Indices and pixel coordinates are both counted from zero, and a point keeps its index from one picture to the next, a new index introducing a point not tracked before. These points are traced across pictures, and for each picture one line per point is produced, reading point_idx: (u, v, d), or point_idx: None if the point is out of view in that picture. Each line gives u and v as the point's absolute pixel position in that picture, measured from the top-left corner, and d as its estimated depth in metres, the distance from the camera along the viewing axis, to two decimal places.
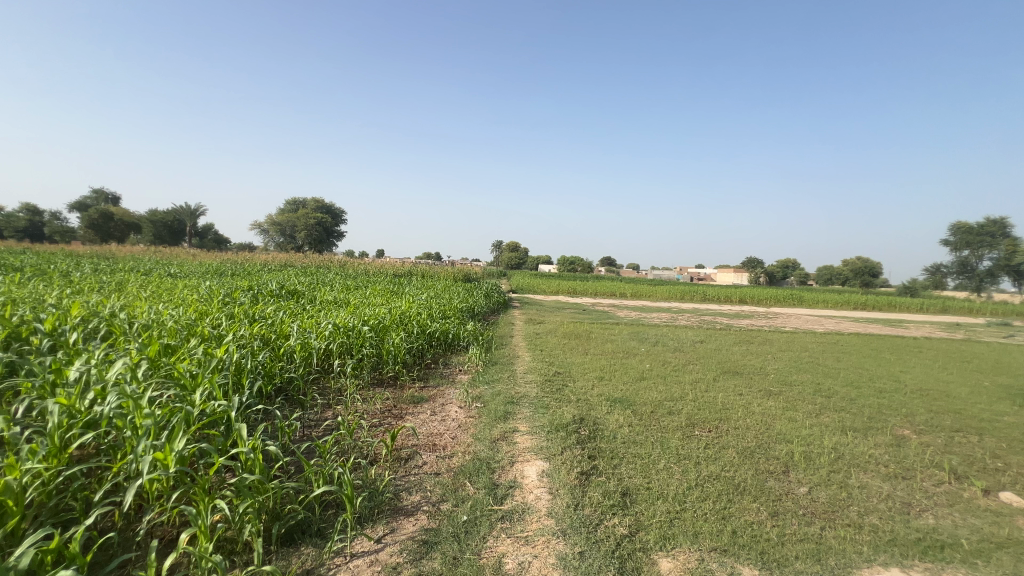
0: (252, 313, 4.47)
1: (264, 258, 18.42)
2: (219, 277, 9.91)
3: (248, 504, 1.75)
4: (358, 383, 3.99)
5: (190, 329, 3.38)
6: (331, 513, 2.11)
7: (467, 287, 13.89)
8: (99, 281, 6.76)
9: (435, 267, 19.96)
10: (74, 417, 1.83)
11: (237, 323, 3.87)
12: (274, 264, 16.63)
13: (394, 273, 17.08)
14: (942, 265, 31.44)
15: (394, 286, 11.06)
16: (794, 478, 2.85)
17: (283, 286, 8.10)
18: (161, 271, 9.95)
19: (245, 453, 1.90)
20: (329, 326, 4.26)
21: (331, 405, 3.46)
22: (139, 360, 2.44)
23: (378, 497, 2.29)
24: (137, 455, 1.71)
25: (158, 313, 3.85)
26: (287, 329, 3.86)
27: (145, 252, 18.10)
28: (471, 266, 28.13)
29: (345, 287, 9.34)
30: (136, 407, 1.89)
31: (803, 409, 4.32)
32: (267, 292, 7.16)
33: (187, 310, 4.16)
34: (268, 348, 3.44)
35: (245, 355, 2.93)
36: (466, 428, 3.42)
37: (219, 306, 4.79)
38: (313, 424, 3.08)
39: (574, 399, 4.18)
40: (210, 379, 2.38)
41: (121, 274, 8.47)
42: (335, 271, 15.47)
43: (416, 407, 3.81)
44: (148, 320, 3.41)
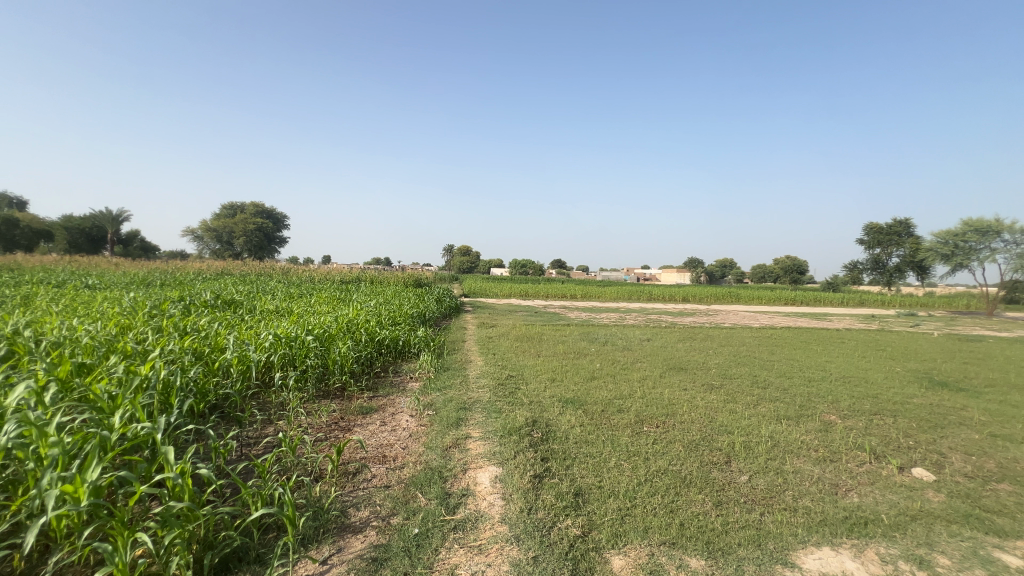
0: (183, 325, 4.16)
1: (197, 267, 17.23)
2: (142, 288, 9.15)
3: (176, 534, 1.62)
4: (301, 397, 3.80)
5: (110, 345, 3.10)
6: (271, 536, 1.99)
7: (418, 292, 13.61)
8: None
9: (385, 272, 19.48)
10: None
11: (165, 337, 3.59)
12: (210, 272, 15.60)
13: (341, 279, 16.49)
14: (858, 263, 34.46)
15: (342, 293, 10.68)
16: (735, 468, 3.00)
17: (219, 296, 7.59)
18: (75, 283, 9.06)
19: (173, 478, 1.76)
20: (269, 336, 4.04)
21: (273, 421, 3.28)
22: (47, 383, 2.21)
23: (324, 515, 2.18)
24: (41, 490, 1.54)
25: (71, 329, 3.50)
26: (223, 342, 3.63)
27: (56, 261, 16.43)
28: (423, 270, 27.65)
29: (288, 296, 8.90)
30: (41, 435, 1.71)
31: (742, 401, 4.57)
32: (200, 302, 6.71)
33: (106, 324, 3.81)
34: (201, 362, 3.22)
35: (174, 371, 2.73)
36: (418, 437, 3.35)
37: (144, 319, 4.43)
38: (251, 442, 2.90)
39: (527, 402, 4.20)
40: (132, 399, 2.18)
41: (26, 287, 7.64)
42: (277, 279, 14.73)
43: (365, 418, 3.69)
44: (59, 337, 3.10)
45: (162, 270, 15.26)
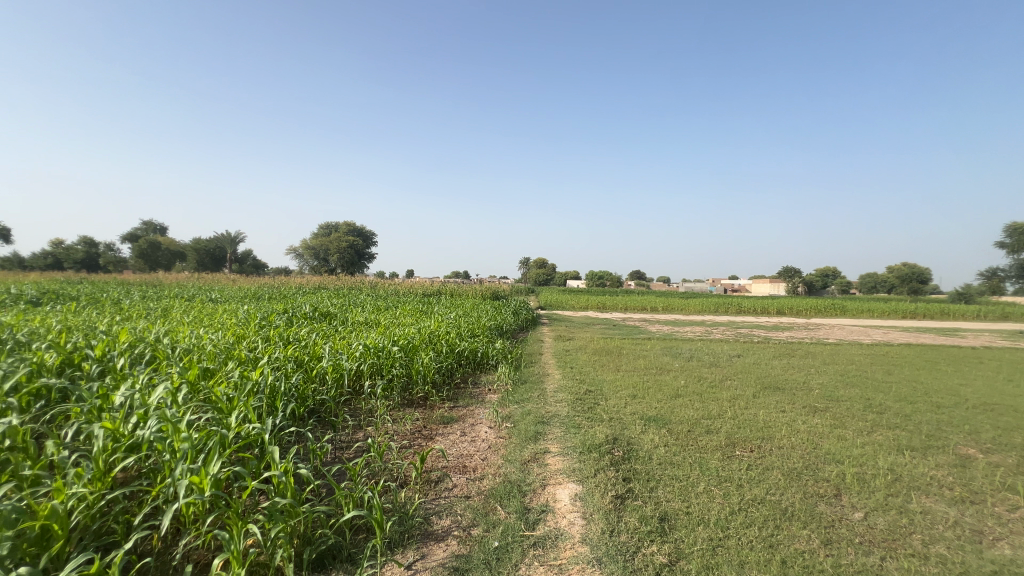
0: (286, 335, 4.60)
1: (298, 281, 19.04)
2: (255, 301, 10.29)
3: (280, 529, 1.77)
4: (388, 404, 4.01)
5: (228, 352, 3.51)
6: (361, 537, 2.11)
7: (496, 304, 13.87)
8: (146, 308, 7.12)
9: (464, 285, 20.13)
10: (118, 440, 1.93)
11: (272, 345, 3.98)
12: (309, 286, 17.16)
13: (423, 292, 17.33)
14: (998, 270, 29.58)
15: (424, 306, 11.20)
16: (847, 503, 2.67)
17: (317, 308, 8.28)
18: (204, 297, 10.42)
19: (278, 476, 1.93)
20: (360, 347, 4.32)
21: (363, 426, 3.49)
22: (179, 384, 2.55)
23: (409, 521, 2.27)
24: (174, 479, 1.76)
25: (199, 337, 4.02)
26: (320, 351, 3.95)
27: (189, 278, 19.04)
28: (499, 283, 28.16)
29: (376, 308, 9.51)
30: (174, 431, 1.96)
31: (853, 427, 4.08)
32: (301, 314, 7.38)
33: (225, 334, 4.33)
34: (301, 370, 3.52)
35: (280, 377, 3.02)
36: (496, 449, 3.38)
37: (256, 329, 4.96)
38: (344, 445, 3.11)
39: (606, 419, 4.08)
40: (245, 402, 2.43)
41: (166, 300, 8.90)
42: (367, 292, 15.85)
43: (446, 427, 3.80)
44: (189, 345, 3.57)
45: (270, 285, 17.00)
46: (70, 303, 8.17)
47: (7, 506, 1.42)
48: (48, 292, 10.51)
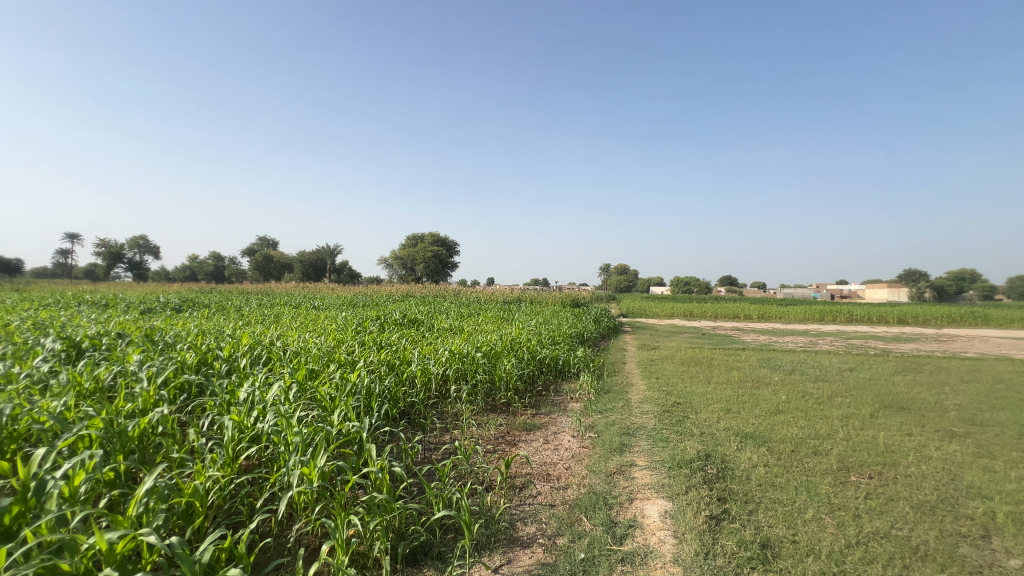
0: (380, 340, 4.92)
1: (389, 290, 20.35)
2: (352, 308, 11.15)
3: (378, 521, 1.89)
4: (473, 409, 4.12)
5: (330, 355, 3.85)
6: (450, 537, 2.18)
7: (576, 312, 13.74)
8: (263, 315, 8.02)
9: (544, 292, 20.20)
10: (243, 431, 2.19)
11: (367, 350, 4.29)
12: (399, 295, 18.24)
13: (504, 300, 17.67)
14: None
15: (505, 313, 11.40)
16: (998, 547, 2.27)
17: (406, 315, 8.78)
18: (309, 304, 11.53)
19: (375, 472, 2.07)
20: (445, 352, 4.50)
21: (449, 429, 3.63)
22: (291, 383, 2.85)
23: (495, 525, 2.31)
24: (288, 469, 1.96)
25: (305, 341, 4.44)
26: (409, 356, 4.18)
27: (297, 287, 21.20)
28: (579, 290, 27.85)
29: (459, 315, 9.86)
30: (288, 426, 2.19)
31: (1004, 458, 3.46)
32: (392, 320, 7.87)
33: (328, 338, 4.74)
34: (393, 373, 3.74)
35: (374, 380, 3.25)
36: (580, 459, 3.34)
37: (353, 334, 5.38)
38: (433, 447, 3.25)
39: (697, 433, 3.85)
40: (345, 402, 2.64)
41: (279, 307, 9.95)
42: (451, 300, 16.50)
43: (529, 434, 3.83)
44: (298, 348, 3.96)
45: (364, 293, 18.25)
46: (204, 310, 9.43)
47: (162, 483, 1.67)
48: (188, 301, 12.25)
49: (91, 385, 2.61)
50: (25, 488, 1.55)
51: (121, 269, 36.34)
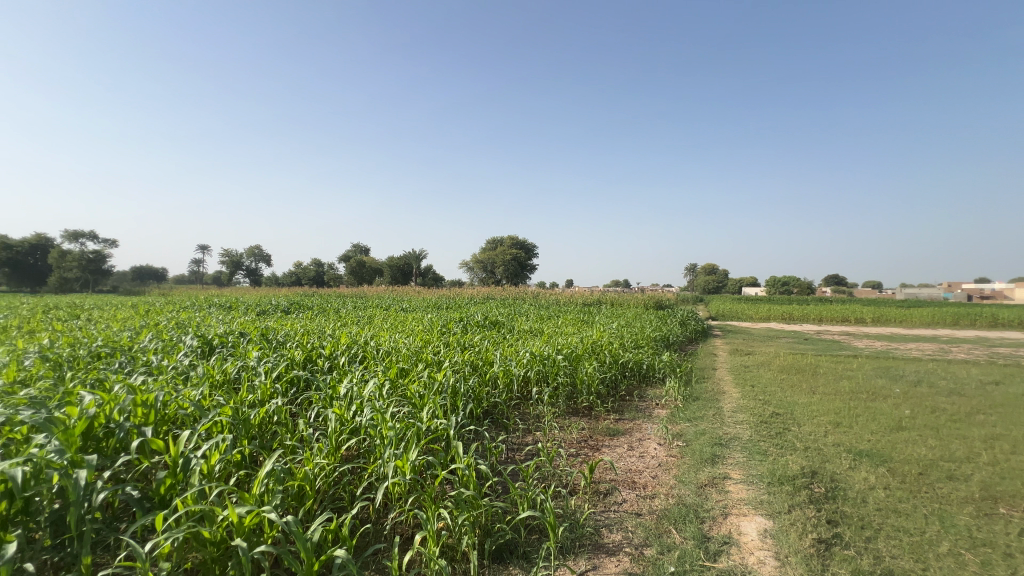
0: (463, 342, 5.10)
1: (471, 292, 21.04)
2: (436, 310, 11.67)
3: (466, 516, 1.96)
4: (554, 411, 4.12)
5: (418, 355, 4.07)
6: (535, 537, 2.20)
7: (660, 315, 13.19)
8: (358, 317, 8.67)
9: (625, 294, 19.65)
10: (345, 424, 2.39)
11: (452, 350, 4.47)
12: (479, 297, 18.77)
13: (584, 302, 17.46)
14: None
15: (585, 315, 11.26)
16: None
17: (487, 318, 9.01)
18: (398, 307, 12.28)
19: (462, 469, 2.14)
20: (526, 354, 4.56)
21: (532, 430, 3.66)
22: (384, 381, 3.06)
23: (580, 530, 2.29)
24: (384, 461, 2.10)
25: (396, 341, 4.73)
26: (492, 357, 4.29)
27: (386, 291, 22.65)
28: (663, 291, 26.71)
29: (539, 318, 9.90)
30: (383, 420, 2.35)
31: None
32: (474, 322, 8.12)
33: (416, 339, 5.01)
34: (476, 374, 3.86)
35: (460, 380, 3.37)
36: (668, 468, 3.20)
37: (438, 335, 5.63)
38: (516, 447, 3.30)
39: (800, 448, 3.52)
40: (433, 400, 2.77)
41: (371, 310, 10.68)
42: (530, 303, 16.63)
43: (613, 439, 3.75)
44: (389, 348, 4.23)
45: (448, 296, 18.99)
46: (308, 312, 10.39)
47: (279, 466, 1.87)
48: (295, 303, 13.59)
49: (221, 377, 3.00)
50: (175, 464, 1.82)
51: (241, 275, 41.22)
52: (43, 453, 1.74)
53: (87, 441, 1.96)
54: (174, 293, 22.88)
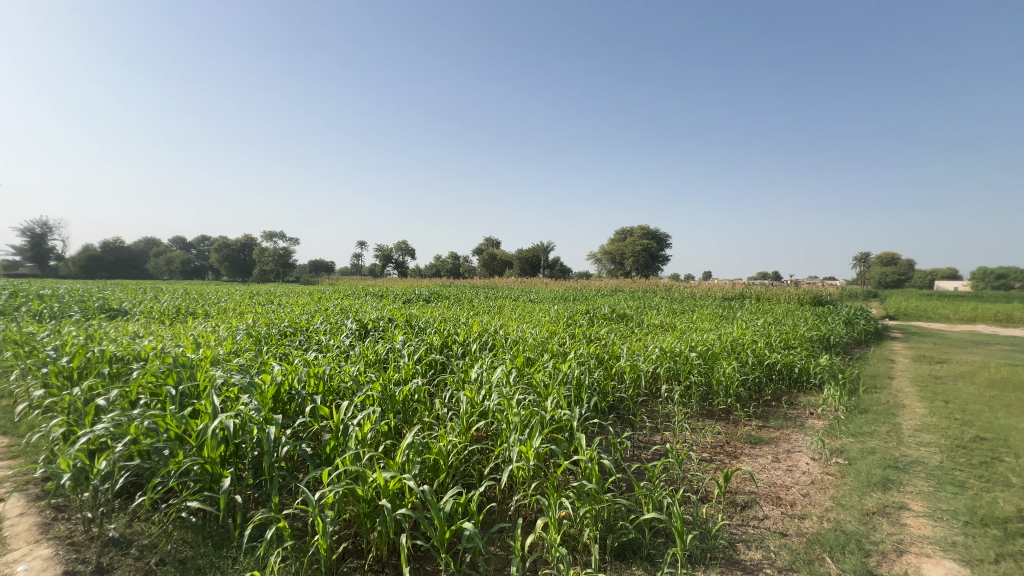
0: (589, 334, 5.06)
1: (598, 284, 20.78)
2: (562, 302, 11.76)
3: (587, 509, 1.95)
4: (686, 412, 3.86)
5: (544, 345, 4.16)
6: (660, 541, 2.10)
7: (819, 312, 11.47)
8: (490, 306, 9.14)
9: (774, 288, 17.49)
10: (475, 407, 2.55)
11: (577, 342, 4.47)
12: (606, 289, 18.47)
13: (723, 296, 16.01)
14: None
15: (724, 310, 10.31)
16: None
17: (615, 310, 8.78)
18: (525, 298, 12.72)
19: (585, 461, 2.14)
20: (656, 350, 4.36)
21: (660, 430, 3.49)
22: (511, 369, 3.20)
23: (712, 541, 2.12)
24: (510, 445, 2.19)
25: (523, 331, 4.89)
26: (618, 351, 4.19)
27: (515, 282, 23.68)
28: (823, 283, 23.20)
29: (670, 312, 9.35)
30: (509, 406, 2.45)
31: None
32: (600, 315, 8.00)
33: (543, 330, 5.12)
34: (602, 367, 3.82)
35: (584, 372, 3.36)
36: (823, 487, 2.79)
37: (564, 327, 5.67)
38: (643, 445, 3.19)
39: (1017, 484, 2.78)
40: (557, 390, 2.82)
41: (501, 301, 11.20)
42: (662, 295, 15.81)
43: (754, 448, 3.39)
44: (516, 337, 4.41)
45: (575, 288, 19.00)
46: (444, 301, 11.31)
47: (418, 440, 2.08)
48: (437, 293, 14.94)
49: (374, 356, 3.44)
50: (337, 428, 2.15)
51: (391, 268, 46.52)
52: (247, 410, 2.20)
53: (276, 404, 2.43)
54: (342, 284, 26.77)
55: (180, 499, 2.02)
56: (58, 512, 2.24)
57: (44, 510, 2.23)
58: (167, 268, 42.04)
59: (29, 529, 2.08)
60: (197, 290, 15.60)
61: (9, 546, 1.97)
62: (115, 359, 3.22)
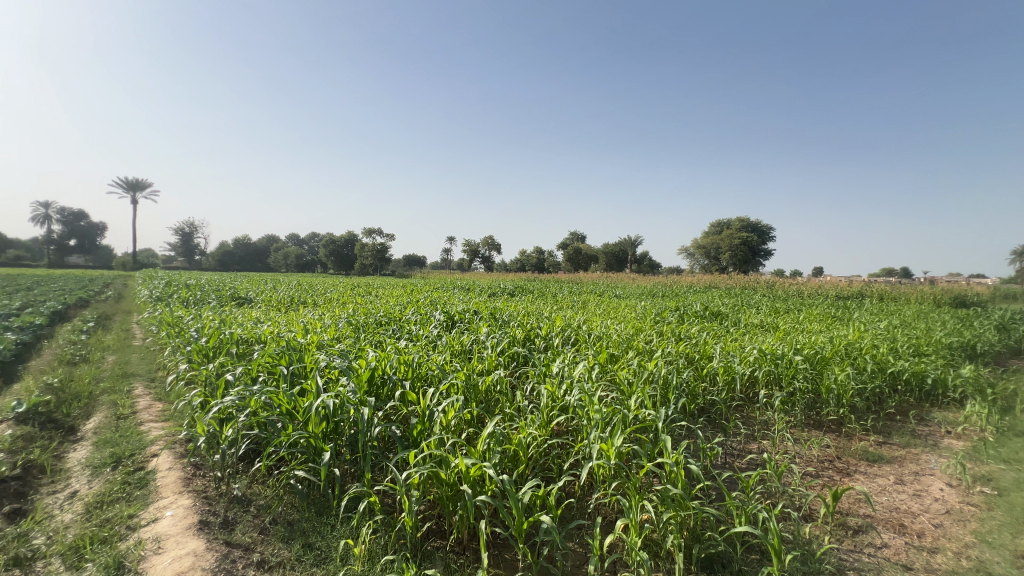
0: (678, 332, 4.81)
1: (689, 280, 19.66)
2: (651, 298, 11.29)
3: (671, 515, 1.87)
4: (787, 420, 3.52)
5: (629, 342, 4.03)
6: (753, 558, 1.95)
7: (963, 314, 9.78)
8: (574, 301, 9.06)
9: (903, 286, 15.27)
10: (555, 401, 2.55)
11: (666, 341, 4.27)
12: (698, 285, 17.42)
13: (838, 295, 14.32)
14: None
15: (839, 310, 9.21)
16: None
17: (708, 308, 8.25)
18: (611, 293, 12.42)
19: (670, 465, 2.03)
20: (754, 351, 4.02)
21: (756, 438, 3.22)
22: (593, 364, 3.15)
23: (815, 565, 1.93)
24: (591, 442, 2.16)
25: (607, 327, 4.78)
26: (710, 351, 3.93)
27: (600, 277, 23.29)
28: (969, 281, 19.76)
29: (772, 311, 8.58)
30: (590, 403, 2.42)
31: None
32: (692, 312, 7.57)
33: (628, 326, 4.96)
34: (691, 367, 3.61)
35: (672, 372, 3.20)
36: (962, 519, 2.39)
37: (651, 324, 5.45)
38: (736, 453, 2.97)
39: None
40: (641, 389, 2.72)
41: (586, 296, 11.05)
42: (763, 292, 14.55)
43: (872, 467, 3.00)
44: (600, 332, 4.33)
45: (664, 284, 18.11)
46: (529, 296, 11.43)
47: (498, 430, 2.13)
48: (521, 288, 15.01)
49: (460, 346, 3.58)
50: (423, 414, 2.28)
51: (478, 262, 47.96)
52: (345, 391, 2.41)
53: (370, 387, 2.63)
54: (432, 277, 28.04)
55: (289, 467, 2.27)
56: (196, 469, 2.63)
57: (186, 466, 2.64)
58: (285, 262, 47.22)
59: (175, 480, 2.47)
60: (308, 281, 17.27)
61: (160, 494, 2.36)
62: (241, 340, 3.69)
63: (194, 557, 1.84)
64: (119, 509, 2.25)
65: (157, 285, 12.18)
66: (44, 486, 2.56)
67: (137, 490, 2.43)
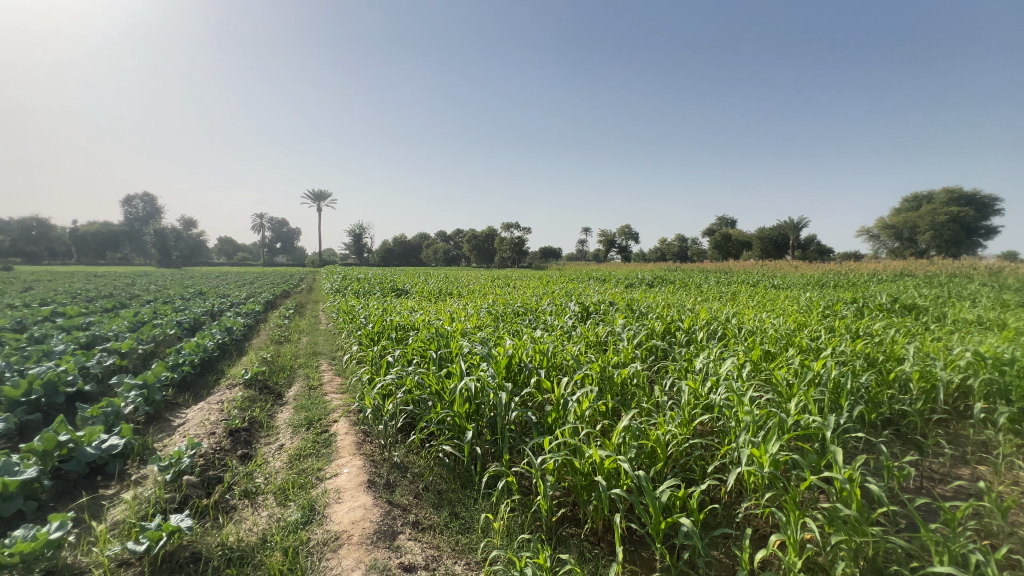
0: (855, 328, 4.08)
1: (874, 267, 16.45)
2: (820, 288, 9.73)
3: (842, 539, 1.60)
4: (1019, 444, 2.74)
5: (788, 338, 3.56)
6: None
7: None
8: (722, 292, 8.29)
9: None
10: (697, 398, 2.38)
11: (838, 338, 3.66)
12: (887, 274, 14.47)
13: None
14: None
15: None
16: None
17: (899, 300, 6.80)
18: (768, 284, 11.03)
19: (840, 481, 1.74)
20: (966, 354, 3.21)
21: (967, 461, 2.59)
22: (745, 362, 2.86)
23: None
24: (740, 446, 1.96)
25: (762, 321, 4.28)
26: (900, 352, 3.26)
27: (756, 266, 20.80)
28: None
29: (1000, 303, 6.70)
30: (739, 403, 2.19)
31: None
32: (875, 305, 6.33)
33: (787, 320, 4.38)
34: (872, 371, 3.04)
35: (845, 373, 2.73)
36: None
37: (818, 318, 4.72)
38: (935, 477, 2.43)
39: None
40: (804, 392, 2.38)
41: (738, 287, 9.97)
42: (983, 282, 11.47)
43: None
44: (753, 327, 3.89)
45: (839, 273, 15.38)
46: (671, 287, 10.76)
47: (634, 424, 2.05)
48: (661, 279, 14.21)
49: (595, 338, 3.56)
50: (557, 402, 2.32)
51: (615, 253, 46.85)
52: (485, 376, 2.57)
53: (508, 373, 2.77)
54: (567, 269, 28.34)
55: (439, 441, 2.53)
56: (366, 435, 3.08)
57: (358, 432, 3.10)
58: (435, 258, 52.11)
59: (350, 443, 2.92)
60: (454, 275, 18.63)
61: (340, 453, 2.82)
62: (399, 327, 4.19)
63: (364, 510, 2.16)
64: (311, 462, 2.76)
65: (338, 279, 14.46)
66: (263, 438, 3.26)
67: (324, 448, 2.94)
